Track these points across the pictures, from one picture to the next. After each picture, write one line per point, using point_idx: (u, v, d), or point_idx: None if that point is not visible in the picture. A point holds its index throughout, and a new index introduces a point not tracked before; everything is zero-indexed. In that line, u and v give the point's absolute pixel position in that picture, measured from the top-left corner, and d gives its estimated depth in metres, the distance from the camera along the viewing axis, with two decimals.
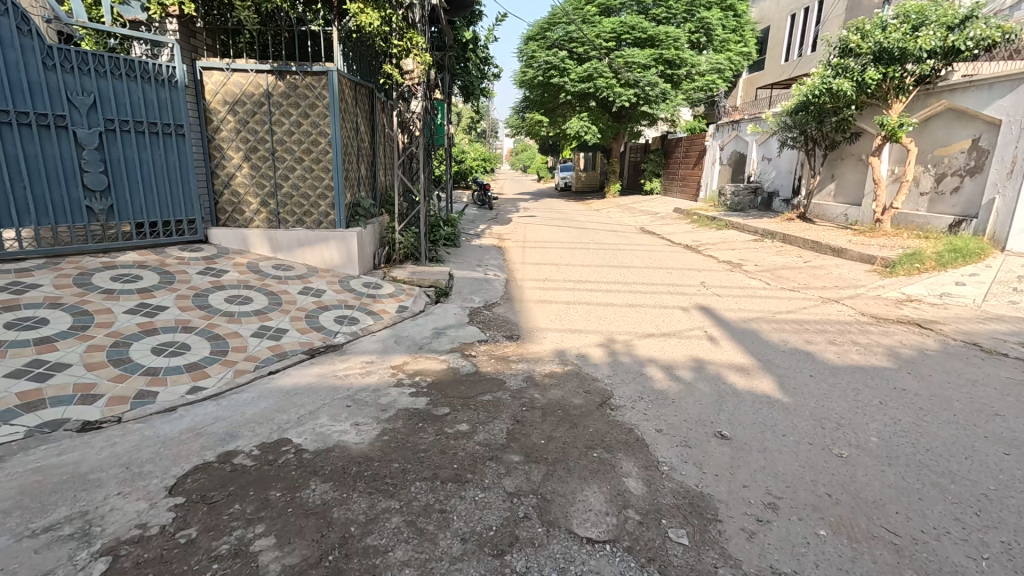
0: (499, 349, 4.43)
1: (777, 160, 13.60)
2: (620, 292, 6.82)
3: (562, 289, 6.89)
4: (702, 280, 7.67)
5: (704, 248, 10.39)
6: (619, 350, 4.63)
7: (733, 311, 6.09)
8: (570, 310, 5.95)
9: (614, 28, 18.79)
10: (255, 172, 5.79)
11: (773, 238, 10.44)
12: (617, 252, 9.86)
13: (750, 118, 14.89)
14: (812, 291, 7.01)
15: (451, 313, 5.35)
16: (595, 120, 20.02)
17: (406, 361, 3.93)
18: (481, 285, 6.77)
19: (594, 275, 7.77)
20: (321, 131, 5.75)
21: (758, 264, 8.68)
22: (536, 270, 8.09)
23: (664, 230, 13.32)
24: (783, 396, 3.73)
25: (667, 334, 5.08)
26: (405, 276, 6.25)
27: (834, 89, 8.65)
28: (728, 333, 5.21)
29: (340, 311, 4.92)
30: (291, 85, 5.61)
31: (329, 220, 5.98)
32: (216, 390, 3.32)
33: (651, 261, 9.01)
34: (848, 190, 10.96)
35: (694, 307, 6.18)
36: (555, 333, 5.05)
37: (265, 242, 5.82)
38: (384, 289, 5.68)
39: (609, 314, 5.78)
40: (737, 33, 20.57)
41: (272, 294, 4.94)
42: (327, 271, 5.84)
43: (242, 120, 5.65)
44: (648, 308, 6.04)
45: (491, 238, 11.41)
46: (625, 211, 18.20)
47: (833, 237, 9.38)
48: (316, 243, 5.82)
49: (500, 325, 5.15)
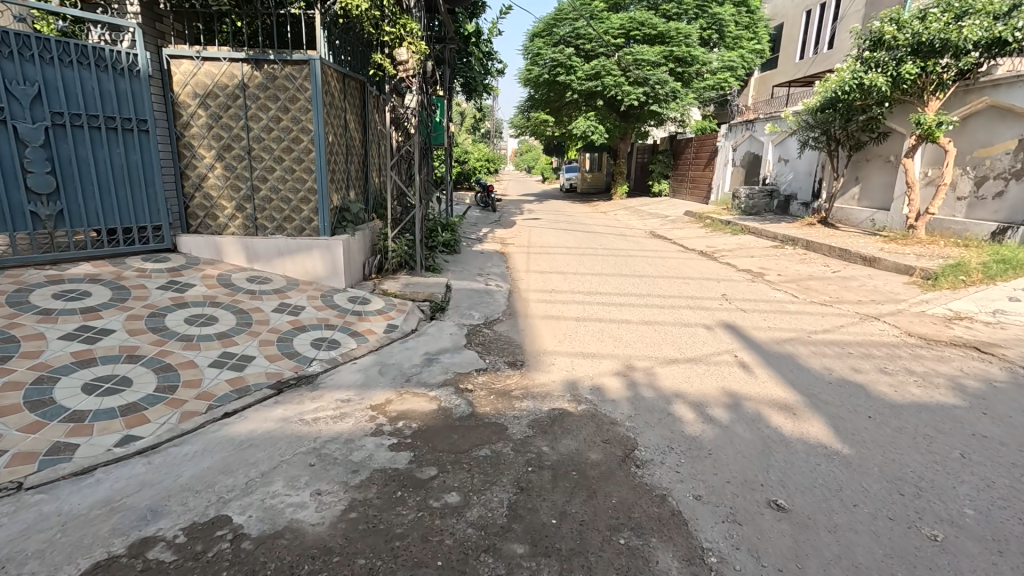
0: (500, 380, 3.81)
1: (795, 161, 12.93)
2: (634, 306, 6.19)
3: (570, 303, 6.27)
4: (722, 292, 7.03)
5: (720, 255, 9.74)
6: (640, 381, 4.00)
7: (763, 329, 5.45)
8: (581, 328, 5.32)
9: (623, 25, 18.13)
10: (230, 172, 5.20)
11: (795, 244, 9.78)
12: (628, 259, 9.23)
13: (766, 117, 14.21)
14: (846, 305, 6.36)
15: (447, 333, 4.73)
16: (602, 120, 19.37)
17: (389, 399, 3.31)
18: (481, 298, 6.15)
19: (605, 286, 7.15)
20: (303, 128, 5.14)
21: (781, 274, 8.04)
22: (541, 279, 7.46)
23: (675, 234, 12.68)
24: (843, 445, 3.08)
25: (693, 360, 4.44)
26: (397, 289, 5.64)
27: (865, 84, 7.98)
28: (761, 358, 4.57)
29: (319, 333, 4.31)
30: (269, 76, 5.02)
31: (312, 227, 5.37)
32: (153, 441, 2.72)
33: (664, 270, 8.36)
34: (875, 193, 10.28)
35: (718, 325, 5.54)
36: (565, 358, 4.41)
37: (240, 251, 5.23)
38: (372, 305, 5.06)
39: (624, 333, 5.15)
40: (750, 30, 19.90)
41: (241, 313, 4.33)
42: (309, 283, 5.24)
43: (214, 115, 5.06)
44: (668, 327, 5.41)
45: (493, 243, 10.79)
46: (634, 213, 17.54)
47: (862, 244, 8.70)
48: (298, 253, 5.24)
49: (502, 349, 4.52)
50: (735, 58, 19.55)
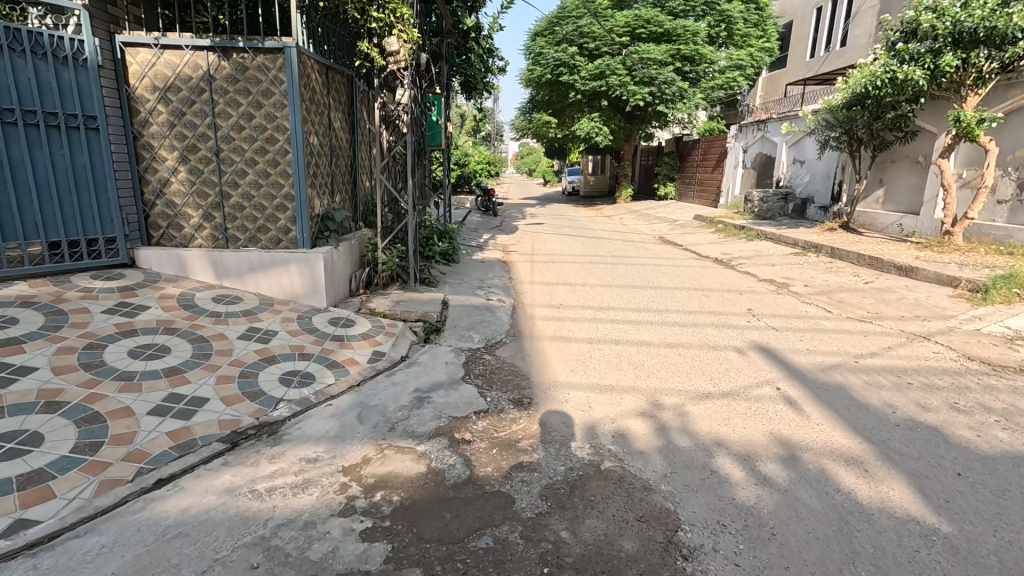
0: (505, 426, 3.16)
1: (812, 163, 12.28)
2: (653, 325, 5.53)
3: (581, 321, 5.61)
4: (747, 307, 6.39)
5: (737, 264, 9.10)
6: (671, 424, 3.35)
7: (801, 353, 4.79)
8: (595, 352, 4.67)
9: (628, 22, 17.52)
10: (195, 177, 4.56)
11: (818, 251, 9.13)
12: (639, 269, 8.60)
13: (779, 117, 13.57)
14: (888, 322, 5.71)
15: (442, 362, 4.08)
16: (606, 121, 18.77)
17: (366, 458, 2.66)
18: (482, 316, 5.51)
19: (618, 300, 6.50)
20: (278, 125, 4.51)
21: (808, 285, 7.40)
22: (546, 293, 6.81)
23: (686, 240, 12.05)
24: (941, 521, 2.43)
25: (729, 395, 3.79)
26: (385, 307, 4.99)
27: (899, 78, 7.35)
28: (808, 391, 3.92)
29: (291, 364, 3.67)
30: (238, 67, 4.39)
31: (290, 238, 4.74)
32: (50, 529, 2.07)
33: (680, 280, 7.72)
34: (902, 196, 9.63)
35: (751, 348, 4.88)
36: (579, 393, 3.76)
37: (206, 265, 4.60)
38: (355, 328, 4.42)
39: (645, 360, 4.50)
40: (759, 28, 19.28)
41: (200, 341, 3.69)
42: (286, 303, 4.61)
43: (176, 111, 4.43)
44: (694, 351, 4.75)
45: (495, 251, 10.16)
46: (640, 217, 16.91)
47: (893, 252, 8.06)
48: (273, 268, 4.61)
49: (505, 382, 3.87)
50: (743, 57, 18.94)
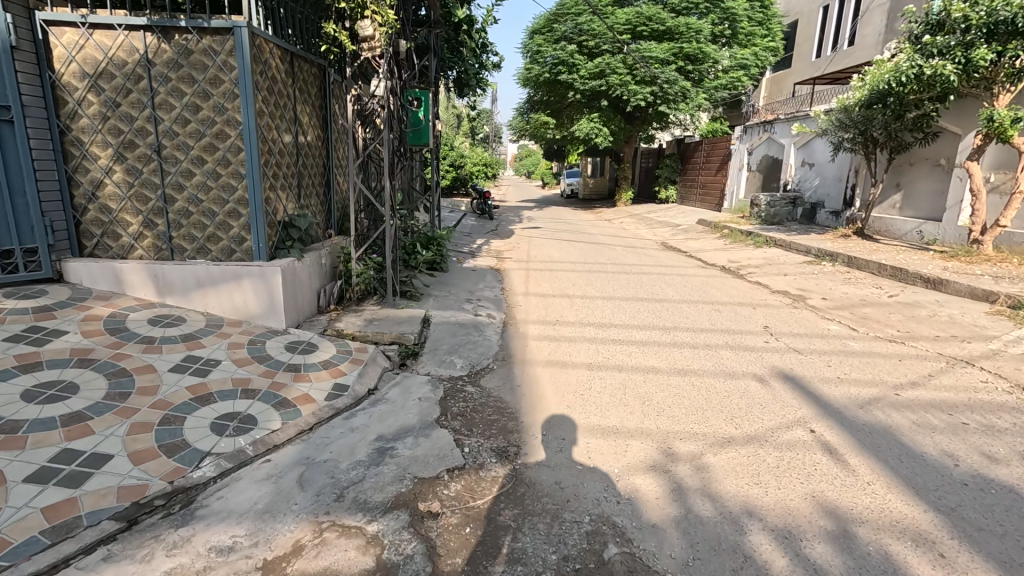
0: (485, 491, 2.53)
1: (822, 165, 11.71)
2: (660, 346, 4.91)
3: (578, 341, 4.99)
4: (763, 323, 5.78)
5: (747, 273, 8.51)
6: (689, 484, 2.72)
7: (832, 381, 4.17)
8: (596, 381, 4.05)
9: (630, 20, 16.93)
10: (133, 178, 3.94)
11: (833, 259, 8.54)
12: (643, 278, 8.00)
13: (787, 118, 12.99)
14: (922, 343, 5.11)
15: (415, 398, 3.46)
16: (606, 122, 18.21)
17: (297, 548, 2.04)
18: (467, 335, 4.89)
19: (620, 315, 5.89)
20: (229, 119, 3.90)
21: (826, 298, 6.81)
22: (540, 307, 6.18)
23: (690, 245, 11.46)
24: None
25: (756, 441, 3.16)
26: (355, 327, 4.36)
27: (927, 74, 6.76)
28: (848, 434, 3.30)
29: (229, 403, 3.04)
30: (181, 50, 3.78)
31: (244, 248, 4.12)
32: None
33: (687, 292, 7.12)
34: (922, 201, 9.05)
35: (774, 375, 4.27)
36: (577, 439, 3.13)
37: (147, 281, 3.98)
38: (315, 355, 3.79)
39: (653, 392, 3.88)
40: (764, 27, 18.74)
41: (120, 376, 3.07)
42: (238, 325, 3.99)
43: (109, 101, 3.81)
44: (709, 380, 4.13)
45: (488, 258, 9.54)
46: (641, 221, 16.32)
47: (917, 261, 7.47)
48: (224, 283, 3.99)
49: (488, 424, 3.24)
50: (748, 55, 18.36)
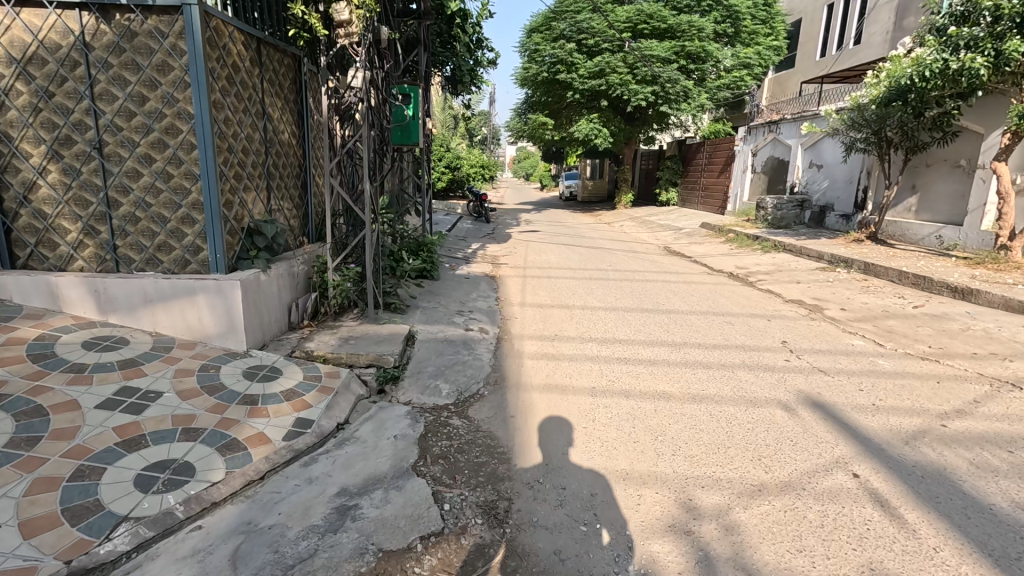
0: (466, 569, 2.04)
1: (831, 166, 11.25)
2: (671, 367, 4.41)
3: (579, 360, 4.48)
4: (781, 338, 5.29)
5: (757, 280, 8.03)
6: (717, 551, 2.23)
7: (869, 410, 3.67)
8: (601, 411, 3.54)
9: (630, 18, 16.49)
10: (70, 180, 3.44)
11: (847, 265, 8.07)
12: (647, 286, 7.51)
13: (794, 118, 12.54)
14: (959, 361, 4.64)
15: (390, 436, 2.96)
16: (606, 123, 17.75)
17: None
18: (456, 354, 4.39)
19: (625, 330, 5.40)
20: (180, 112, 3.41)
21: (845, 309, 6.33)
22: (537, 319, 5.68)
23: (695, 250, 10.98)
24: None
25: (791, 491, 2.67)
26: (328, 348, 3.86)
27: (953, 68, 6.32)
28: (898, 479, 2.81)
29: (162, 448, 2.53)
30: (123, 32, 3.29)
31: (200, 260, 3.61)
32: None
33: (696, 302, 6.65)
34: (940, 204, 8.60)
35: (801, 402, 3.77)
36: (581, 488, 2.64)
37: (87, 297, 3.48)
38: (276, 384, 3.28)
39: (665, 424, 3.39)
40: (768, 25, 18.33)
41: (35, 416, 2.57)
42: (192, 347, 3.48)
43: (40, 91, 3.32)
44: (729, 409, 3.62)
45: (483, 264, 9.04)
46: (642, 225, 15.83)
47: (941, 268, 7.00)
48: (175, 300, 3.49)
49: (474, 470, 2.74)
50: (752, 55, 17.94)
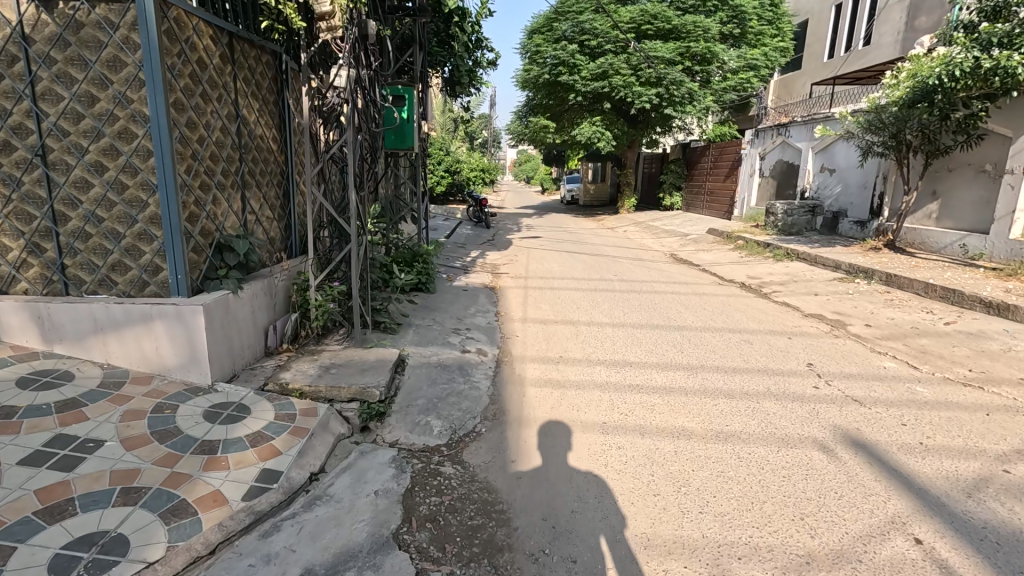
0: None
1: (844, 171, 10.85)
2: (689, 396, 3.97)
3: (587, 388, 4.06)
4: (806, 359, 4.86)
5: (772, 292, 7.61)
6: None
7: (918, 451, 3.23)
8: (615, 454, 3.11)
9: (634, 18, 16.08)
10: (10, 191, 3.03)
11: (867, 275, 7.65)
12: (655, 298, 7.11)
13: (804, 120, 12.14)
14: (1006, 387, 4.21)
15: (368, 493, 2.54)
16: (608, 126, 17.39)
17: None
18: (450, 381, 3.97)
19: (635, 350, 4.98)
20: (134, 113, 3.00)
21: (870, 325, 5.91)
22: (540, 338, 5.25)
23: (703, 258, 10.57)
24: None
25: (846, 564, 2.25)
26: (306, 379, 3.43)
27: (986, 66, 5.92)
28: (970, 546, 2.38)
29: (91, 518, 2.10)
30: (67, 23, 2.88)
31: (159, 281, 3.19)
32: None
33: (708, 317, 6.24)
34: (963, 211, 8.17)
35: (840, 441, 3.33)
36: (594, 561, 2.23)
37: (30, 324, 3.10)
38: (241, 426, 2.85)
39: (687, 470, 2.97)
40: (774, 26, 17.94)
41: None
42: (147, 381, 3.07)
43: None
44: (759, 450, 3.19)
45: (482, 273, 8.63)
46: (646, 230, 15.43)
47: (970, 280, 6.58)
48: (128, 328, 3.07)
49: (466, 538, 2.32)
50: (759, 56, 17.54)
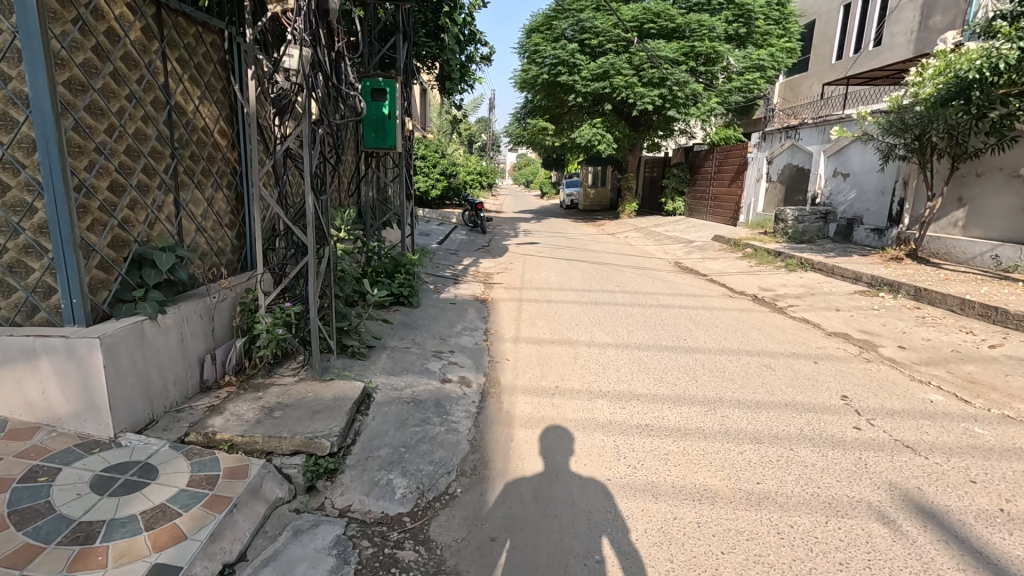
0: None
1: (859, 175, 10.25)
2: (710, 441, 3.32)
3: (585, 430, 3.41)
4: (839, 391, 4.21)
5: (788, 306, 6.98)
6: None
7: (1002, 523, 2.58)
8: (621, 530, 2.47)
9: (636, 16, 15.45)
10: None
11: (892, 289, 7.03)
12: (661, 314, 6.48)
13: (815, 122, 11.54)
14: None
15: None
16: (609, 128, 16.80)
17: None
18: (424, 421, 3.32)
19: (642, 378, 4.33)
20: (11, 94, 2.36)
21: (903, 347, 5.29)
22: (533, 363, 4.59)
23: (710, 267, 9.94)
24: None
25: None
26: (240, 426, 2.77)
27: None
28: None
29: None
30: None
31: (50, 306, 2.54)
32: None
33: (722, 336, 5.60)
34: (993, 220, 7.54)
35: (902, 507, 2.68)
36: None
37: None
38: (139, 499, 2.19)
39: (716, 554, 2.31)
40: (781, 26, 17.36)
41: None
42: (29, 436, 2.45)
43: None
44: (804, 522, 2.54)
45: (474, 284, 7.99)
46: (648, 237, 14.81)
47: (1011, 296, 5.96)
48: (6, 368, 2.45)
49: None
50: (766, 56, 16.90)
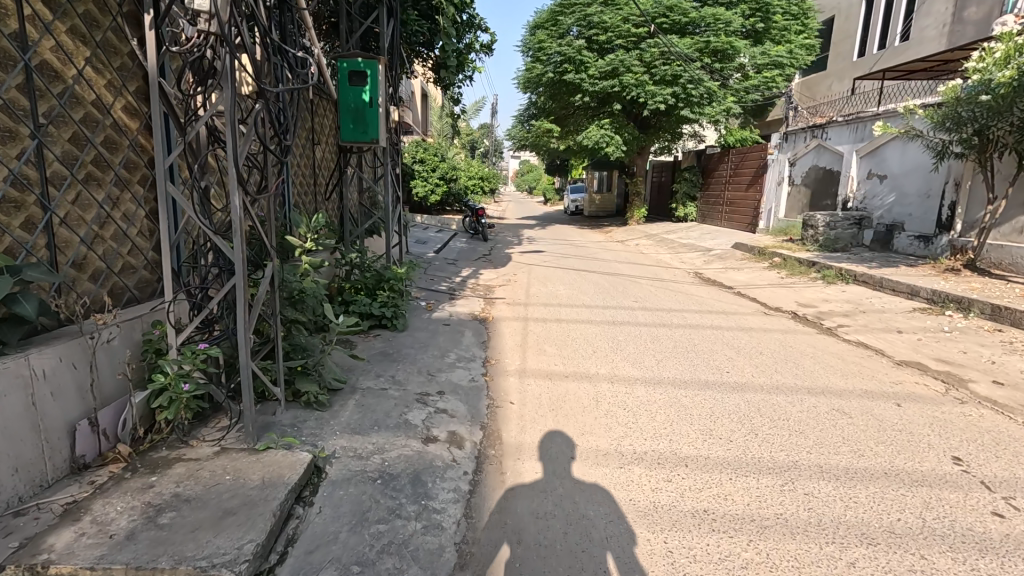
0: None
1: (898, 177, 9.30)
2: (802, 543, 2.31)
3: (620, 524, 2.40)
4: (946, 450, 3.20)
5: (839, 327, 5.96)
6: None
7: None
8: None
9: (647, 10, 14.59)
10: None
11: (959, 306, 6.02)
12: (690, 337, 5.48)
13: (845, 121, 10.60)
14: None
15: None
16: (618, 130, 15.87)
17: None
18: (389, 514, 2.31)
19: (683, 433, 3.32)
20: None
21: (1000, 382, 4.28)
22: (543, 409, 3.58)
23: (736, 278, 8.93)
24: None
25: None
26: (95, 548, 1.78)
27: None
28: None
29: None
30: None
31: None
32: None
33: (770, 368, 4.60)
34: None
35: None
36: None
37: None
38: None
39: None
40: (799, 22, 16.50)
41: None
42: None
43: None
44: None
45: (472, 299, 7.02)
46: (661, 245, 13.81)
47: None
48: None
49: None
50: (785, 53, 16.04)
